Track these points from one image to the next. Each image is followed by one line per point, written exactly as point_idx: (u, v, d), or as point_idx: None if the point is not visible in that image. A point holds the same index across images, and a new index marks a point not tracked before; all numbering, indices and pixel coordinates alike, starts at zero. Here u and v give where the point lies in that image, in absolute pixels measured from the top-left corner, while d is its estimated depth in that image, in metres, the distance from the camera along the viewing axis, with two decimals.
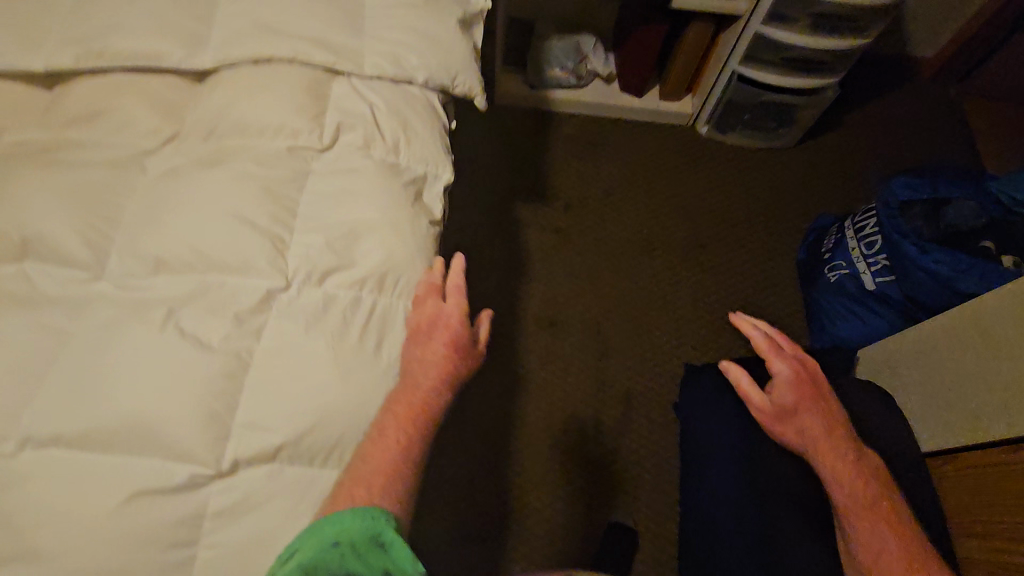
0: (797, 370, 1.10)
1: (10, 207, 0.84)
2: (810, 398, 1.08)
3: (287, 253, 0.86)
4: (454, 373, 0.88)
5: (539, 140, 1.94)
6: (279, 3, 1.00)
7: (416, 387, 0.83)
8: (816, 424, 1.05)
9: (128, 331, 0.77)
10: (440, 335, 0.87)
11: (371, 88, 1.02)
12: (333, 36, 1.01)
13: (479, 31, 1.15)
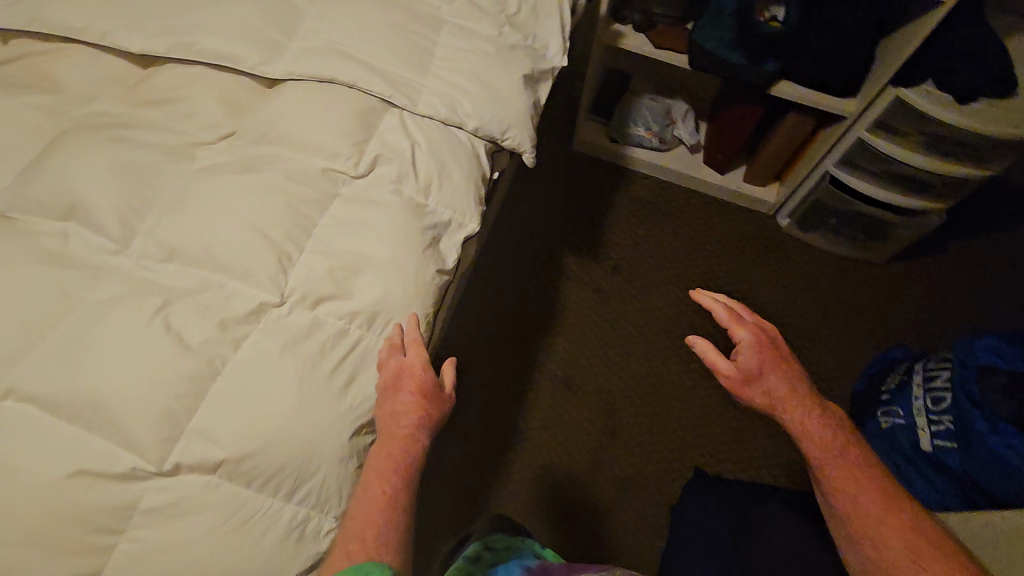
0: (757, 333, 0.99)
1: (70, 170, 0.92)
2: (768, 360, 0.98)
3: (289, 271, 0.88)
4: (428, 418, 0.87)
5: (606, 194, 1.89)
6: (357, 31, 1.05)
7: (394, 445, 0.83)
8: (781, 385, 0.96)
9: (123, 312, 0.80)
10: (407, 386, 0.86)
11: (421, 125, 1.03)
12: (399, 71, 1.04)
13: (545, 88, 1.14)
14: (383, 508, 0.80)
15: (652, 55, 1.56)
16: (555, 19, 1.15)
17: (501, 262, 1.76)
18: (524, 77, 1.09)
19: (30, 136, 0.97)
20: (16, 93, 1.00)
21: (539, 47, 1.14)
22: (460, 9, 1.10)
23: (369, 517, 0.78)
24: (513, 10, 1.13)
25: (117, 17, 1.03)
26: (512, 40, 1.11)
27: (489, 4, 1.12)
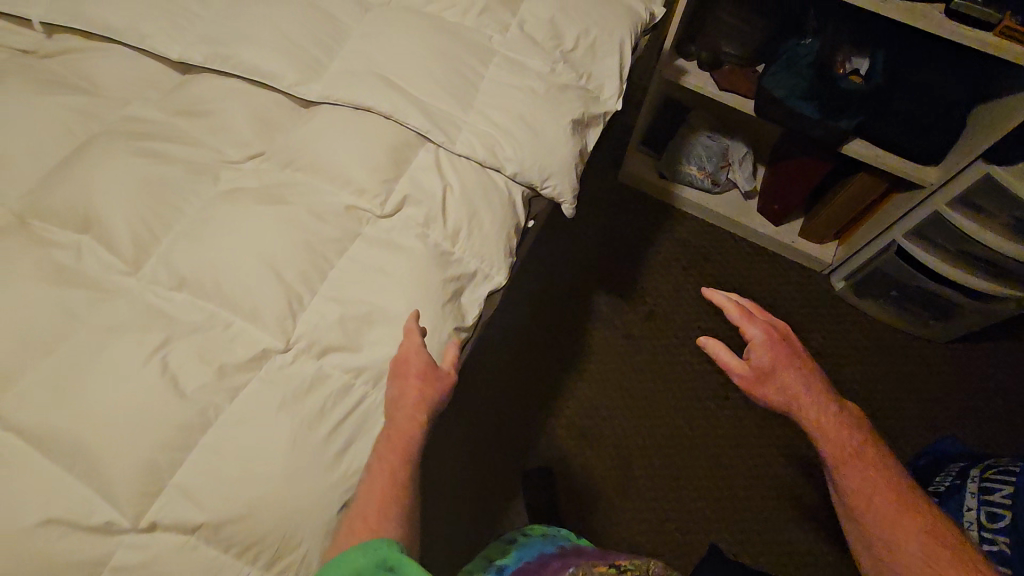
0: (770, 329, 0.91)
1: (88, 179, 0.87)
2: (783, 358, 0.90)
3: (298, 316, 0.82)
4: (433, 399, 0.80)
5: (647, 233, 1.79)
6: (401, 57, 0.98)
7: (396, 438, 0.77)
8: (797, 383, 0.88)
9: (121, 345, 0.76)
10: (406, 371, 0.80)
11: (457, 165, 0.96)
12: (441, 105, 0.97)
13: (594, 135, 1.06)
14: (383, 505, 0.73)
15: (716, 97, 1.44)
16: (615, 58, 1.06)
17: (530, 295, 1.68)
18: (574, 122, 1.01)
19: (55, 136, 0.93)
20: (48, 89, 0.96)
21: (594, 88, 1.05)
22: (513, 40, 1.03)
23: (368, 511, 0.72)
24: (570, 47, 1.04)
25: (159, 20, 0.99)
26: (565, 79, 1.03)
27: (545, 38, 1.03)
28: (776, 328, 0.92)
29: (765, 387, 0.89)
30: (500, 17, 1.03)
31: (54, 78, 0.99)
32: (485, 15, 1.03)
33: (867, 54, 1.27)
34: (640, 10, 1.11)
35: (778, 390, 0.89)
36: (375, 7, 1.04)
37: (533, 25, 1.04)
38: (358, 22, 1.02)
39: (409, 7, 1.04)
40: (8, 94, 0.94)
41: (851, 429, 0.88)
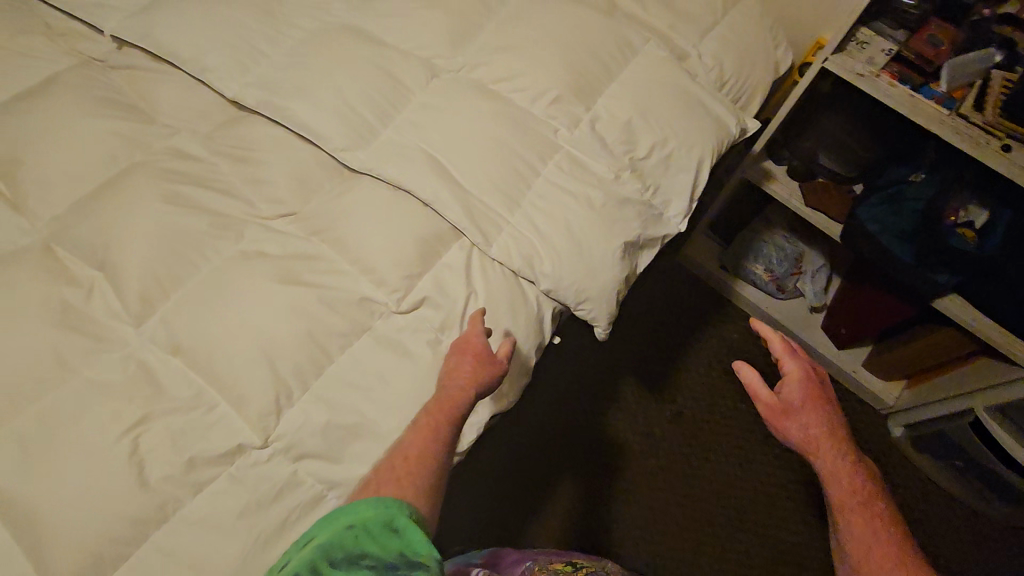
0: (810, 372, 0.82)
1: (116, 217, 0.85)
2: (814, 397, 0.80)
3: (284, 413, 0.77)
4: (476, 384, 0.77)
5: (694, 325, 1.66)
6: (456, 139, 0.91)
7: (440, 409, 0.75)
8: (826, 433, 0.77)
9: (102, 412, 0.73)
10: (459, 354, 0.80)
11: (488, 269, 0.88)
12: (487, 200, 0.89)
13: (648, 256, 0.95)
14: (412, 470, 0.72)
15: (800, 212, 1.28)
16: (688, 178, 0.95)
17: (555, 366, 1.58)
18: (628, 243, 0.91)
19: (96, 160, 0.91)
20: (103, 107, 0.95)
21: (657, 206, 0.95)
22: (582, 138, 0.93)
23: (395, 468, 0.72)
24: (642, 157, 0.94)
25: (222, 54, 0.95)
26: (628, 190, 0.93)
27: (617, 142, 0.93)
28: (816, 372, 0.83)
29: (786, 418, 0.79)
30: (573, 110, 0.93)
31: (112, 95, 0.97)
32: (557, 105, 0.93)
33: (989, 207, 1.10)
34: (730, 125, 0.99)
35: (797, 425, 0.78)
36: (443, 75, 0.97)
37: (607, 125, 0.94)
38: (421, 89, 0.95)
39: (479, 82, 0.96)
40: (64, 108, 0.93)
41: (869, 485, 0.75)
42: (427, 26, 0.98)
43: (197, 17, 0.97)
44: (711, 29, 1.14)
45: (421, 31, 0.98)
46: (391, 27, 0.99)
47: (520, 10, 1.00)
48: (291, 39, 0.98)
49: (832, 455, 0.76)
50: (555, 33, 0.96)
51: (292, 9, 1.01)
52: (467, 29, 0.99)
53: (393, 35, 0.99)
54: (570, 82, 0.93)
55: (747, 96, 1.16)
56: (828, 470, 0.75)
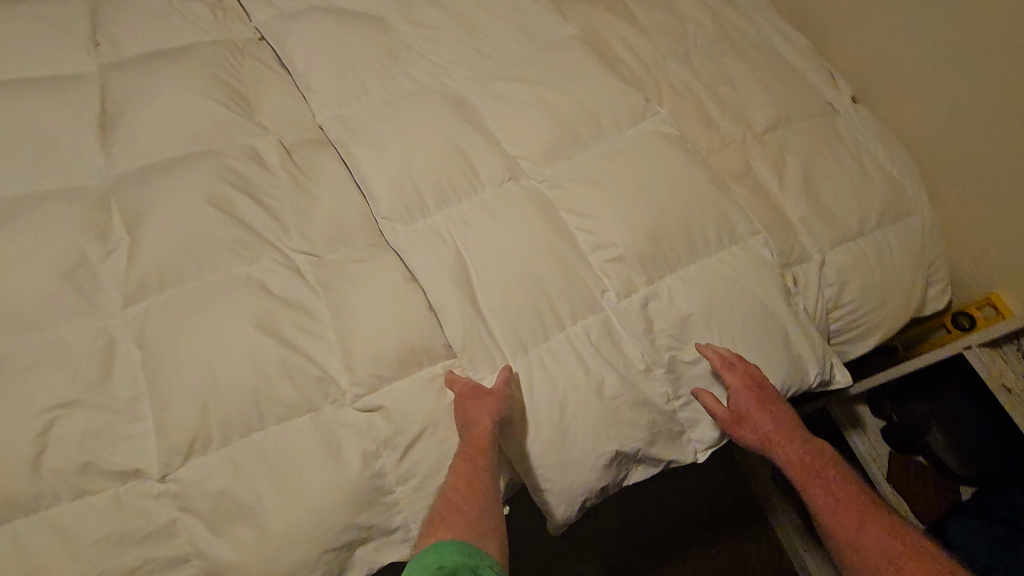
0: (748, 375, 0.83)
1: (164, 195, 0.88)
2: (761, 400, 0.82)
3: (191, 457, 0.73)
4: (490, 415, 0.74)
5: (711, 530, 1.34)
6: (494, 255, 0.83)
7: (472, 445, 0.73)
8: (770, 425, 0.80)
9: (47, 377, 0.75)
10: (465, 397, 0.76)
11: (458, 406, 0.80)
12: (494, 333, 0.80)
13: (645, 471, 0.85)
14: (469, 511, 0.68)
15: (878, 482, 1.06)
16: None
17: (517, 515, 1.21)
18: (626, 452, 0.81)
19: (183, 135, 0.95)
20: (216, 88, 0.99)
21: (680, 425, 0.85)
22: (628, 315, 0.83)
23: (450, 513, 0.67)
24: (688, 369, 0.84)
25: (328, 77, 0.95)
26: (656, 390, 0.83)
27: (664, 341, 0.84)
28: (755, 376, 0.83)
29: (738, 428, 0.82)
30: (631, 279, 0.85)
31: (231, 79, 1.02)
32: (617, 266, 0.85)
33: None
34: (808, 373, 0.88)
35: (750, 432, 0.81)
36: (519, 181, 0.89)
37: (661, 315, 0.84)
38: (490, 187, 0.88)
39: (551, 206, 0.88)
40: (184, 77, 0.99)
41: (820, 457, 0.80)
42: (527, 126, 0.92)
43: (326, 36, 0.98)
44: (843, 243, 0.98)
45: (519, 130, 0.92)
46: (494, 112, 0.94)
47: (628, 150, 0.92)
48: (398, 87, 0.96)
49: (786, 449, 0.80)
50: (651, 191, 0.89)
51: (415, 59, 0.99)
52: (566, 146, 0.92)
53: (493, 120, 0.93)
54: (641, 251, 0.85)
55: (854, 335, 0.98)
56: (790, 461, 0.79)
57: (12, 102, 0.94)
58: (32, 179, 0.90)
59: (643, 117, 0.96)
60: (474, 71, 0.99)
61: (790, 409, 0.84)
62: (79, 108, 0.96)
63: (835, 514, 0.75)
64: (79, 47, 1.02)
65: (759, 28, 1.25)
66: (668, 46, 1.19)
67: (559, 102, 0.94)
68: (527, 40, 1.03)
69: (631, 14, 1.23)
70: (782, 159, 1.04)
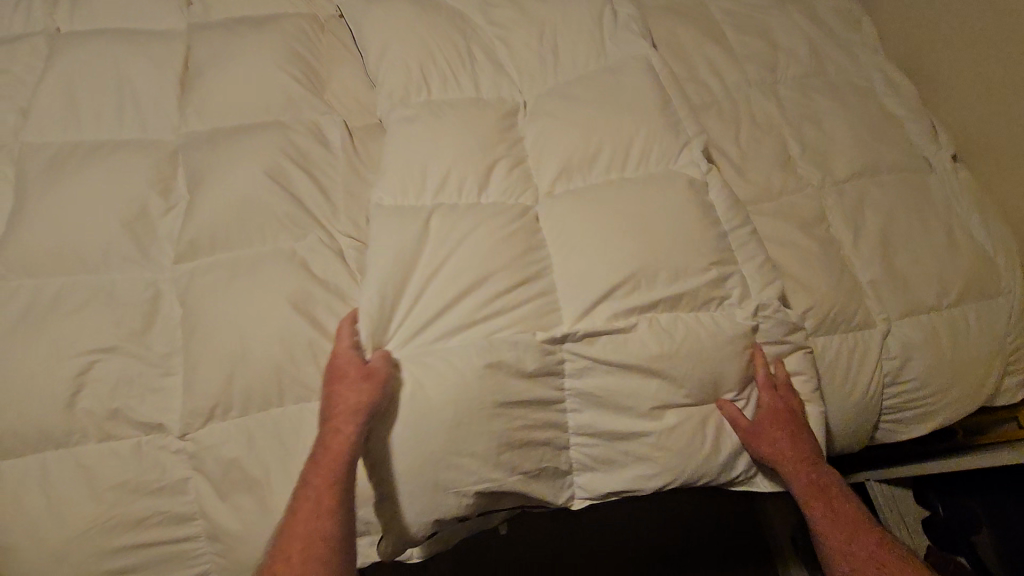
0: (774, 393, 0.82)
1: (227, 161, 0.90)
2: (782, 417, 0.81)
3: (210, 421, 0.75)
4: (353, 414, 0.71)
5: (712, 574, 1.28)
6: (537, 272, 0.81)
7: (327, 455, 0.69)
8: (786, 441, 0.79)
9: (94, 319, 0.78)
10: (339, 386, 0.73)
11: (460, 425, 0.74)
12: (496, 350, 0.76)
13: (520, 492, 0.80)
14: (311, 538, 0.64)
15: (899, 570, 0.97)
16: (626, 470, 0.81)
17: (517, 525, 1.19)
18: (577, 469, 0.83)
19: (254, 104, 0.97)
20: (291, 61, 1.01)
21: (567, 463, 0.82)
22: (642, 360, 0.79)
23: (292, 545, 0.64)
24: (598, 414, 0.81)
25: (398, 65, 0.94)
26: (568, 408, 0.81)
27: (689, 390, 0.80)
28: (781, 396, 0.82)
29: (755, 440, 0.80)
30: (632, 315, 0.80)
31: (308, 56, 1.04)
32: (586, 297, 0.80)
33: None
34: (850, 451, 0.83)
35: (771, 448, 0.79)
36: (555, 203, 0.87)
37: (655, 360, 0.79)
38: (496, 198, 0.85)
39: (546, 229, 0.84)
40: (264, 47, 1.01)
41: (829, 477, 0.79)
42: (558, 141, 0.89)
43: (403, 25, 0.97)
44: (913, 314, 0.90)
45: (547, 145, 0.90)
46: (531, 124, 0.92)
47: (651, 182, 0.87)
48: (465, 85, 0.95)
49: (798, 465, 0.79)
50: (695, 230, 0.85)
51: (487, 59, 0.98)
52: (582, 166, 0.88)
53: (525, 132, 0.92)
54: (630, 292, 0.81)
55: (908, 418, 0.90)
56: (798, 478, 0.78)
57: (106, 53, 0.99)
58: (112, 126, 0.95)
59: (681, 150, 0.92)
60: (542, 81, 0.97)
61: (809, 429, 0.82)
62: (165, 64, 1.00)
63: (837, 532, 0.74)
64: (174, 6, 1.07)
65: (860, 67, 1.16)
66: (754, 75, 1.13)
67: (597, 120, 0.91)
68: (603, 54, 1.00)
69: (721, 35, 1.17)
70: (860, 213, 0.97)
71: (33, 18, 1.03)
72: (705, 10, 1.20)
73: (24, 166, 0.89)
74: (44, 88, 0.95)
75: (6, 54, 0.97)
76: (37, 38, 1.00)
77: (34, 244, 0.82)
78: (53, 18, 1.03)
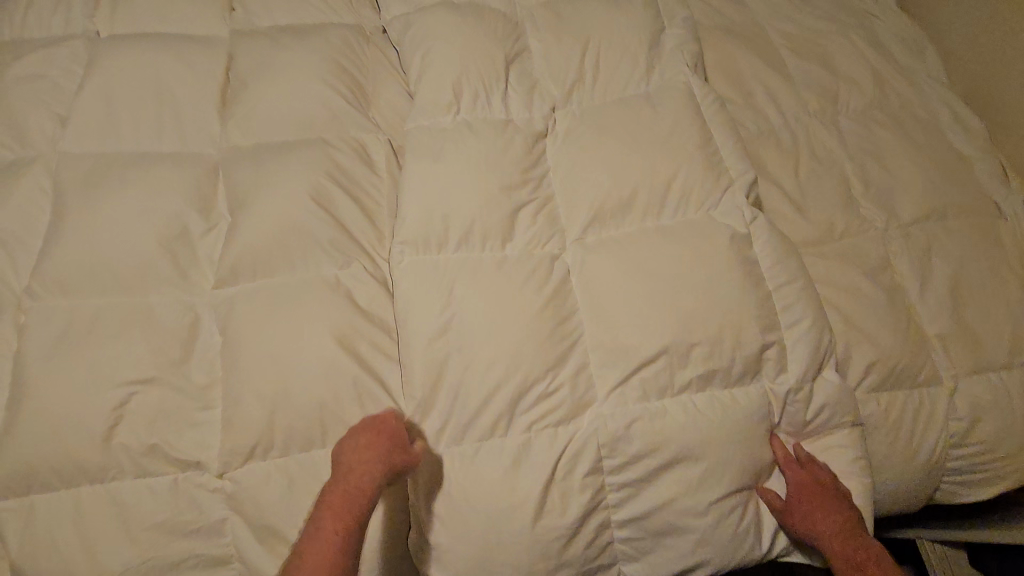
0: (804, 469, 0.74)
1: (270, 182, 0.86)
2: (815, 491, 0.72)
3: (251, 460, 0.73)
4: (372, 474, 0.65)
5: None
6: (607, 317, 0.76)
7: (335, 511, 0.63)
8: (822, 515, 0.71)
9: (129, 346, 0.75)
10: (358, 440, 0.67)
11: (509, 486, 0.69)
12: (540, 409, 0.72)
13: None
14: None
15: None
16: (669, 554, 0.72)
17: None
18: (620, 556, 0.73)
19: (297, 119, 0.93)
20: (335, 74, 0.96)
21: (610, 557, 0.73)
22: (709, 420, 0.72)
23: None
24: (631, 497, 0.71)
25: (448, 82, 0.88)
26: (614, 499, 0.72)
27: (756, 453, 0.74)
28: (814, 471, 0.74)
29: (790, 518, 0.72)
30: (667, 381, 0.74)
31: (351, 68, 0.99)
32: (612, 367, 0.74)
33: None
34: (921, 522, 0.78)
35: (808, 528, 0.71)
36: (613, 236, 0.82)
37: (695, 430, 0.71)
38: (521, 246, 0.80)
39: (571, 286, 0.79)
40: (307, 58, 0.97)
41: (873, 553, 0.69)
42: (590, 183, 0.84)
43: (453, 38, 0.91)
44: (982, 373, 0.86)
45: (578, 190, 0.84)
46: (561, 164, 0.87)
47: (687, 233, 0.80)
48: (521, 111, 0.90)
49: (837, 543, 0.69)
50: (753, 284, 0.78)
51: (542, 81, 0.93)
52: (613, 213, 0.82)
53: (554, 173, 0.87)
54: (665, 361, 0.74)
55: (971, 480, 0.86)
56: (838, 556, 0.69)
57: (145, 59, 0.95)
58: (148, 136, 0.91)
59: (722, 195, 0.85)
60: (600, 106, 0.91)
61: (847, 499, 0.73)
62: (205, 72, 0.96)
63: None
64: (215, 11, 1.03)
65: (925, 98, 1.10)
66: (815, 103, 1.07)
67: (633, 158, 0.85)
68: (664, 80, 0.94)
69: (780, 59, 1.11)
70: (927, 260, 0.92)
71: (73, 20, 0.99)
72: (763, 32, 1.14)
73: (63, 176, 0.85)
74: (82, 95, 0.92)
75: (46, 59, 0.94)
76: (76, 42, 0.97)
77: (71, 263, 0.79)
78: (92, 21, 1.00)
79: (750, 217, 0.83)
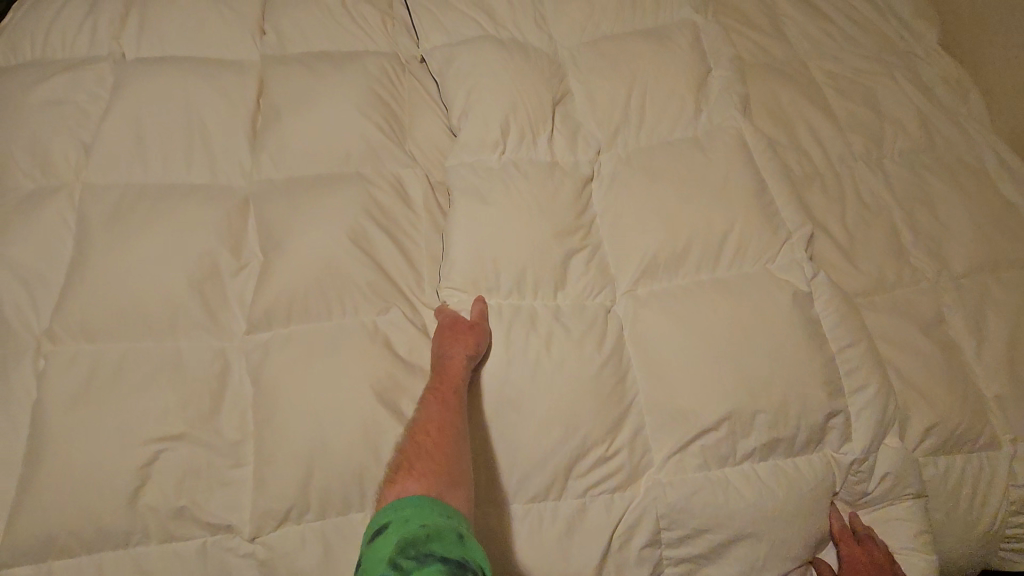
0: (859, 549, 0.73)
1: (305, 220, 0.82)
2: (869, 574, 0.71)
3: (284, 524, 0.69)
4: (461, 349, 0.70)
5: None
6: (661, 376, 0.73)
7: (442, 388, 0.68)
8: None
9: (158, 399, 0.71)
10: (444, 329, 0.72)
11: (562, 556, 0.67)
12: (595, 475, 0.69)
13: None
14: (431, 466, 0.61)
15: None
16: None
17: None
18: None
19: (333, 152, 0.89)
20: (373, 105, 0.93)
21: None
22: (770, 492, 0.71)
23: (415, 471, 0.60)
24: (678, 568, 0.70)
25: (494, 122, 0.85)
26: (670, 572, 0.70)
27: (811, 524, 0.72)
28: (869, 552, 0.72)
29: None
30: (727, 450, 0.71)
31: (390, 99, 0.95)
32: (669, 435, 0.71)
33: None
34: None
35: None
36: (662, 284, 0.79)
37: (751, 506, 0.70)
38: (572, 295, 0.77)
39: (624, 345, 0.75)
40: (343, 88, 0.93)
41: None
42: (642, 231, 0.81)
43: (499, 76, 0.88)
44: None
45: (629, 238, 0.80)
46: (610, 209, 0.83)
47: (745, 289, 0.78)
48: (568, 154, 0.87)
49: None
50: (815, 346, 0.76)
51: (588, 122, 0.90)
52: (665, 265, 0.79)
53: (602, 217, 0.83)
54: (722, 424, 0.71)
55: None
56: None
57: (173, 82, 0.91)
58: (174, 166, 0.86)
59: (779, 249, 0.82)
60: (650, 150, 0.88)
61: None
62: (235, 98, 0.92)
63: None
64: (246, 33, 0.98)
65: (973, 143, 1.07)
66: (861, 145, 1.04)
67: (686, 206, 0.82)
68: (714, 122, 0.91)
69: (826, 98, 1.08)
70: (982, 316, 0.90)
71: (98, 41, 0.95)
72: (808, 71, 1.11)
73: (86, 209, 0.81)
74: (108, 122, 0.87)
75: (72, 83, 0.90)
76: (102, 65, 0.92)
77: (94, 304, 0.75)
78: (118, 42, 0.95)
79: (810, 273, 0.81)
